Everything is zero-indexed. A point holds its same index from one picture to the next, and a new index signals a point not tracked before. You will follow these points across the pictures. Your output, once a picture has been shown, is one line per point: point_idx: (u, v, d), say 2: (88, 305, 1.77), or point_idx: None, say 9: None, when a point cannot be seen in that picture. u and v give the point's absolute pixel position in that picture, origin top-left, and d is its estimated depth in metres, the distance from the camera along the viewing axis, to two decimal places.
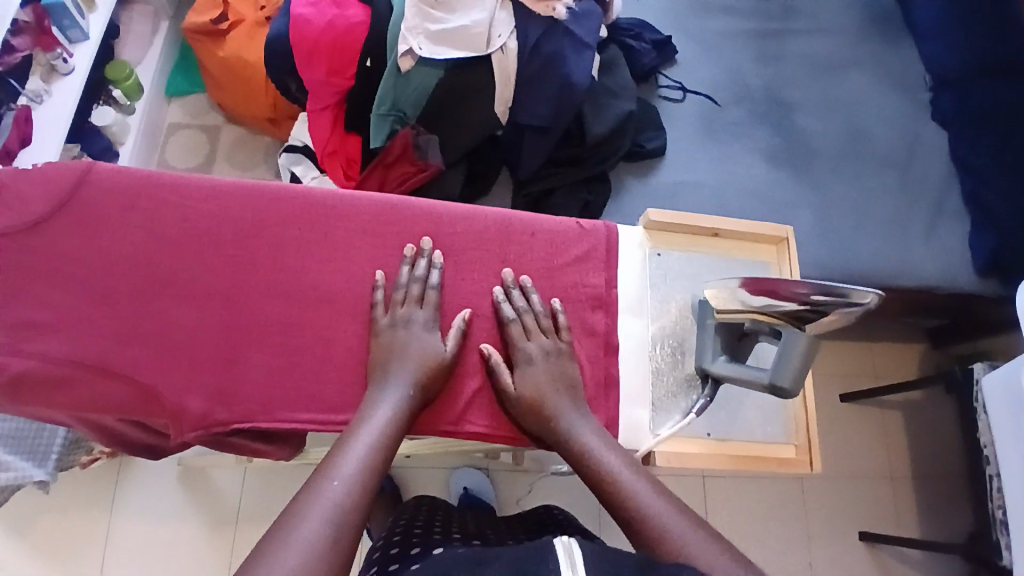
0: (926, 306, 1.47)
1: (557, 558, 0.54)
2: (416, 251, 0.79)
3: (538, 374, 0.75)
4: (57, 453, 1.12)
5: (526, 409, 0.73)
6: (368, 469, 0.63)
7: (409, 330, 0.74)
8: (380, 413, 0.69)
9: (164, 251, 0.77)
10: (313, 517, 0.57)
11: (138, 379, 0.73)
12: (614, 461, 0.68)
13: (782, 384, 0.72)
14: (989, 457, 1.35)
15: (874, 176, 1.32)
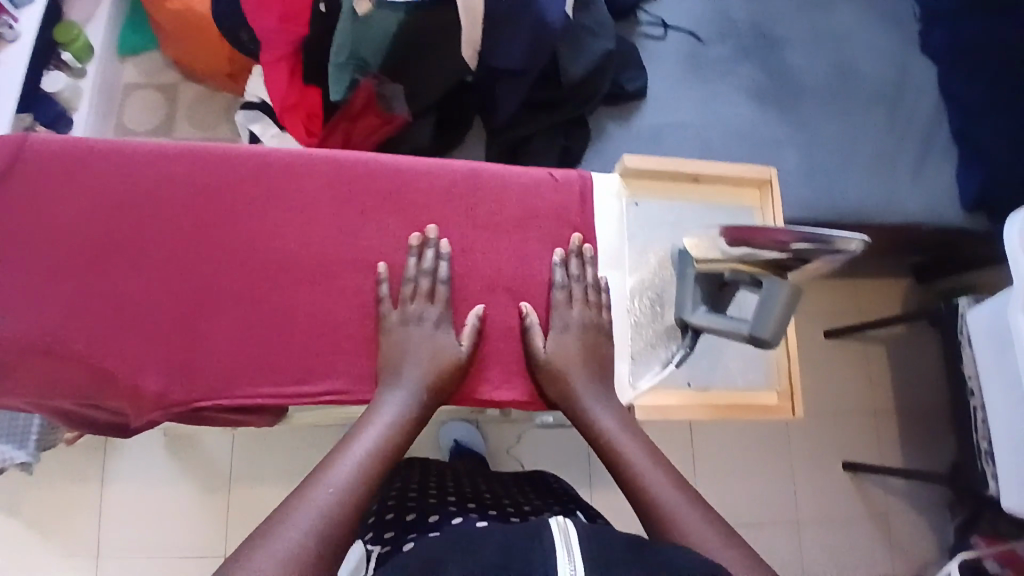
0: (912, 242, 1.46)
1: (552, 535, 0.54)
2: (422, 240, 0.74)
3: (575, 346, 0.74)
4: (36, 435, 1.11)
5: (550, 377, 0.73)
6: (366, 473, 0.63)
7: (420, 329, 0.71)
8: (385, 411, 0.67)
9: (110, 224, 0.72)
10: (298, 516, 0.58)
11: (94, 359, 0.69)
12: (633, 444, 0.69)
13: (763, 336, 0.69)
14: (974, 389, 1.36)
15: (863, 112, 1.27)
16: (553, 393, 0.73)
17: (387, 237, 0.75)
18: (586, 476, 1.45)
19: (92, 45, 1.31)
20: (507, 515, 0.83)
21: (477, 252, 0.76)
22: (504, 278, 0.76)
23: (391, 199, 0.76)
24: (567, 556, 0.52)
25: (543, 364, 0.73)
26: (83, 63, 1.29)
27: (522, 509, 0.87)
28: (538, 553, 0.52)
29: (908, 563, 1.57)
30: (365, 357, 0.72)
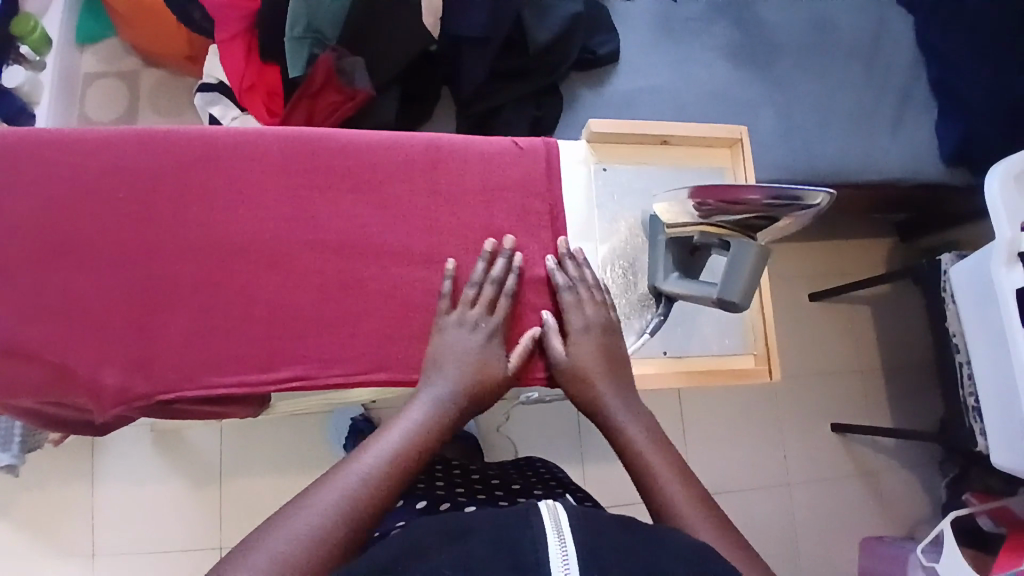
0: (891, 199, 1.45)
1: (541, 518, 0.51)
2: (495, 247, 0.73)
3: (584, 355, 0.71)
4: (18, 438, 1.13)
5: (574, 379, 0.71)
6: (386, 473, 0.60)
7: (472, 335, 0.69)
8: (415, 412, 0.64)
9: (57, 216, 0.69)
10: (305, 512, 0.56)
11: (47, 356, 0.67)
12: (658, 450, 0.66)
13: (731, 299, 0.68)
14: (959, 345, 1.37)
15: (839, 68, 1.24)
16: (578, 395, 0.71)
17: (346, 214, 0.72)
18: (577, 448, 1.46)
19: (51, 35, 1.23)
20: (494, 500, 0.82)
21: (442, 226, 0.74)
22: (472, 252, 0.74)
23: (347, 175, 0.73)
24: (558, 540, 0.49)
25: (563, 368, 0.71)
26: (42, 55, 1.22)
27: (509, 492, 0.86)
28: (528, 538, 0.50)
29: (900, 518, 1.59)
30: (329, 339, 0.70)
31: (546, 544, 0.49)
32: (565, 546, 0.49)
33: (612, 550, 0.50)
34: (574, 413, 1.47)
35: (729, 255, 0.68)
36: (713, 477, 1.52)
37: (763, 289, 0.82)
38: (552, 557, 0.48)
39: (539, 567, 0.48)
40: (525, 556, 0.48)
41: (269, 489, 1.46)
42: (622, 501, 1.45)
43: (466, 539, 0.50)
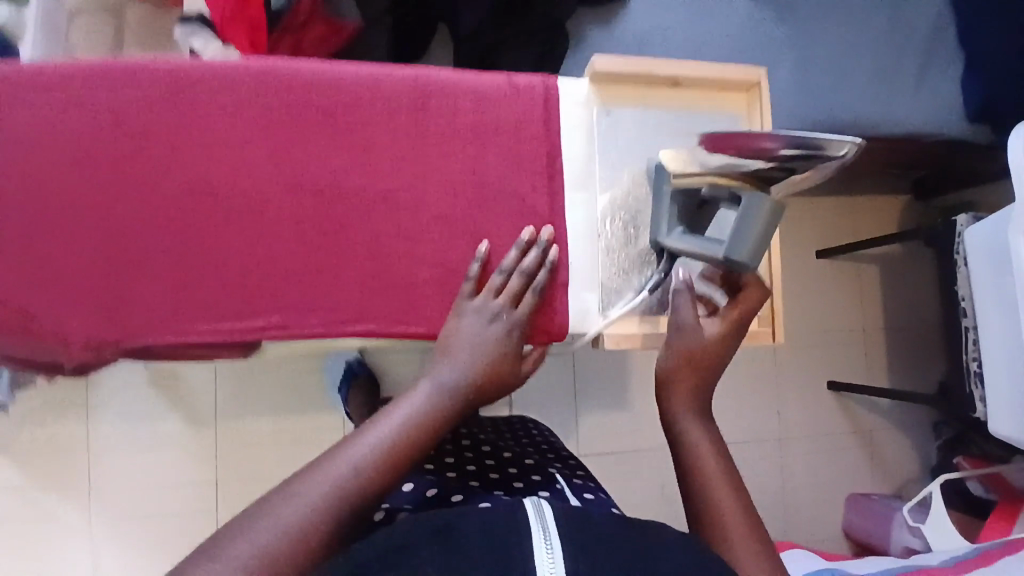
0: (910, 155, 1.38)
1: (528, 516, 0.51)
2: (533, 237, 0.69)
3: (711, 348, 0.67)
4: None
5: (690, 351, 0.67)
6: (383, 464, 0.55)
7: (488, 326, 0.64)
8: (417, 399, 0.59)
9: (12, 152, 0.64)
10: (295, 498, 0.52)
11: (13, 303, 0.63)
12: (714, 459, 0.62)
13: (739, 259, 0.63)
14: (967, 309, 1.33)
15: (866, 10, 1.15)
16: (685, 365, 0.67)
17: (325, 156, 0.67)
18: (571, 400, 1.46)
19: None
20: (485, 474, 0.77)
21: (428, 172, 0.69)
22: (462, 202, 0.69)
23: (328, 112, 0.67)
24: (543, 537, 0.49)
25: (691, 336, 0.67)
26: None
27: (504, 463, 0.82)
28: (513, 534, 0.49)
29: (891, 477, 1.60)
30: (310, 290, 0.66)
31: (531, 543, 0.48)
32: (550, 541, 0.48)
33: (599, 545, 0.49)
34: (570, 368, 1.46)
35: (740, 209, 0.62)
36: None
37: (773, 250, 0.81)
38: (537, 553, 0.48)
39: (524, 562, 0.47)
40: (509, 551, 0.48)
41: (265, 433, 1.46)
42: (614, 451, 1.46)
43: (450, 533, 0.50)
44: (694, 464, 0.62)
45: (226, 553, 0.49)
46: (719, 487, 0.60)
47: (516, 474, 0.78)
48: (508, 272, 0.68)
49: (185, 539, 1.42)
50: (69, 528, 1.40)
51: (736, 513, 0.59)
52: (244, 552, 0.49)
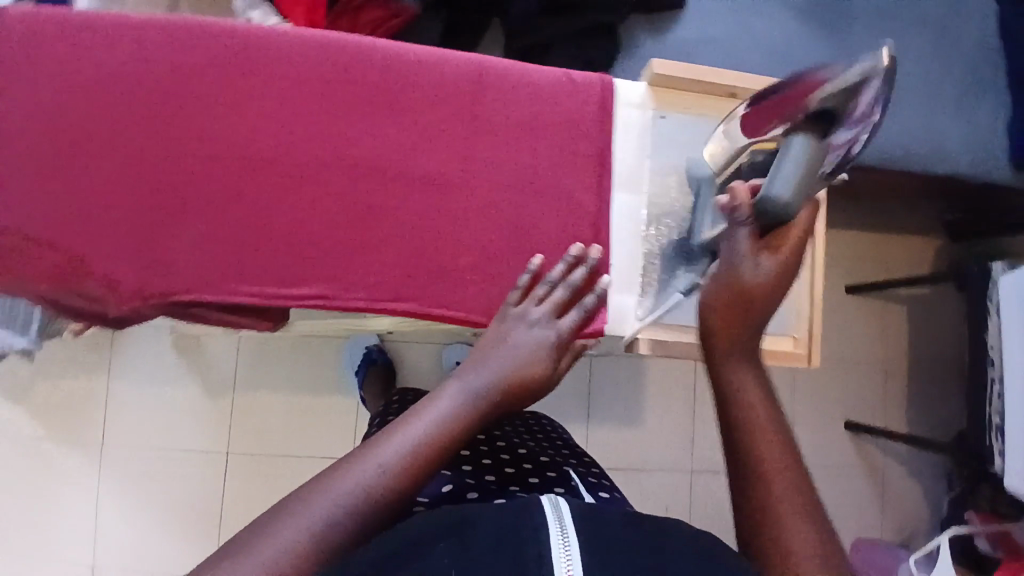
0: (951, 195, 1.36)
1: (545, 512, 0.50)
2: (580, 254, 0.69)
3: (769, 282, 0.56)
4: (36, 326, 1.14)
5: (736, 294, 0.56)
6: (406, 470, 0.53)
7: (527, 330, 0.64)
8: (447, 400, 0.58)
9: (80, 102, 0.66)
10: (316, 504, 0.51)
11: (65, 245, 0.65)
12: (769, 419, 0.53)
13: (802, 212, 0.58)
14: (993, 359, 1.31)
15: (919, 44, 1.14)
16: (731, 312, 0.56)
17: (379, 134, 0.68)
18: (583, 405, 1.45)
19: None
20: (501, 466, 0.78)
21: (476, 159, 0.69)
22: (507, 193, 0.70)
23: (386, 89, 0.68)
24: (560, 533, 0.48)
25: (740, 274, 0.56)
26: None
27: (517, 452, 0.83)
28: (530, 530, 0.48)
29: (899, 523, 1.57)
30: (352, 265, 0.67)
31: (549, 539, 0.47)
32: (567, 539, 0.47)
33: (616, 548, 0.48)
34: (586, 375, 1.46)
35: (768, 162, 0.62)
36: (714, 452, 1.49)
37: (813, 270, 0.84)
38: (554, 551, 0.46)
39: (541, 562, 0.45)
40: (527, 549, 0.46)
41: (279, 406, 1.48)
42: (621, 465, 1.45)
43: (468, 532, 0.49)
44: (751, 425, 0.53)
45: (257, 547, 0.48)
46: (775, 457, 0.51)
47: (533, 469, 0.79)
48: (553, 284, 0.68)
49: (191, 504, 1.44)
50: (80, 479, 1.43)
51: (792, 489, 0.50)
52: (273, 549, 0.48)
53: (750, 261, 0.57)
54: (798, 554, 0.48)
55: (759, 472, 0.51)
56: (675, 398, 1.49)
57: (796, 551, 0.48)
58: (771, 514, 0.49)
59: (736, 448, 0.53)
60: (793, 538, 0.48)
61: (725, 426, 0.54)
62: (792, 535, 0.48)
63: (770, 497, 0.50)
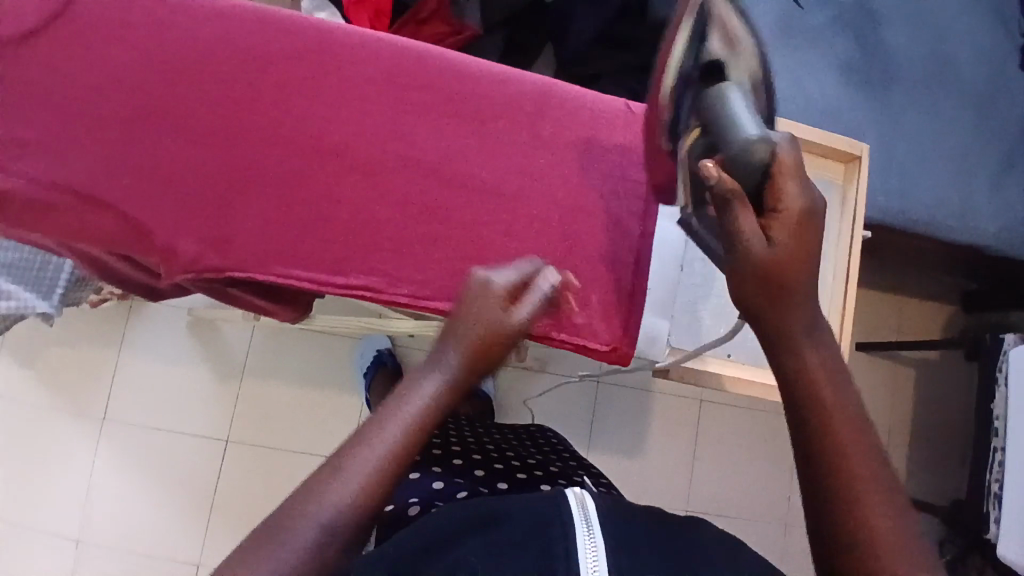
0: (969, 263, 1.38)
1: (571, 509, 0.51)
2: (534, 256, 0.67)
3: (792, 255, 0.54)
4: (62, 288, 1.12)
5: (769, 276, 0.53)
6: (395, 465, 0.51)
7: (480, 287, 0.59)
8: (429, 381, 0.55)
9: (163, 77, 0.69)
10: (310, 514, 0.48)
11: (130, 209, 0.68)
12: (837, 389, 0.52)
13: (786, 162, 0.56)
14: (999, 429, 1.31)
15: (951, 114, 1.18)
16: (770, 293, 0.54)
17: (443, 140, 0.71)
18: (586, 432, 1.46)
19: None
20: (512, 473, 0.81)
21: (531, 173, 0.72)
22: (557, 210, 0.72)
23: (455, 99, 0.72)
24: (586, 530, 0.49)
25: (762, 253, 0.53)
26: None
27: (527, 464, 0.86)
28: (558, 530, 0.49)
29: None
30: (401, 261, 0.69)
31: (576, 538, 0.49)
32: (594, 540, 0.49)
33: (639, 551, 0.49)
34: (592, 402, 1.47)
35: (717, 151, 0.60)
36: (712, 495, 1.47)
37: (845, 315, 0.87)
38: (580, 550, 0.48)
39: (567, 560, 0.47)
40: (555, 546, 0.48)
41: (285, 401, 1.48)
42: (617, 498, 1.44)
43: (495, 526, 0.52)
44: (817, 397, 0.52)
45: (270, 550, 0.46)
46: (845, 427, 0.50)
47: (543, 477, 0.82)
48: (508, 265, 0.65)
49: (184, 490, 1.43)
50: (80, 450, 1.44)
51: (864, 458, 0.49)
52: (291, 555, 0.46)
53: (758, 236, 0.54)
54: (874, 521, 0.47)
55: (829, 441, 0.50)
56: (678, 435, 1.49)
57: (873, 517, 0.47)
58: (843, 482, 0.48)
59: (801, 419, 0.52)
60: (868, 506, 0.47)
61: (789, 400, 0.53)
62: (866, 503, 0.47)
63: (841, 464, 0.49)
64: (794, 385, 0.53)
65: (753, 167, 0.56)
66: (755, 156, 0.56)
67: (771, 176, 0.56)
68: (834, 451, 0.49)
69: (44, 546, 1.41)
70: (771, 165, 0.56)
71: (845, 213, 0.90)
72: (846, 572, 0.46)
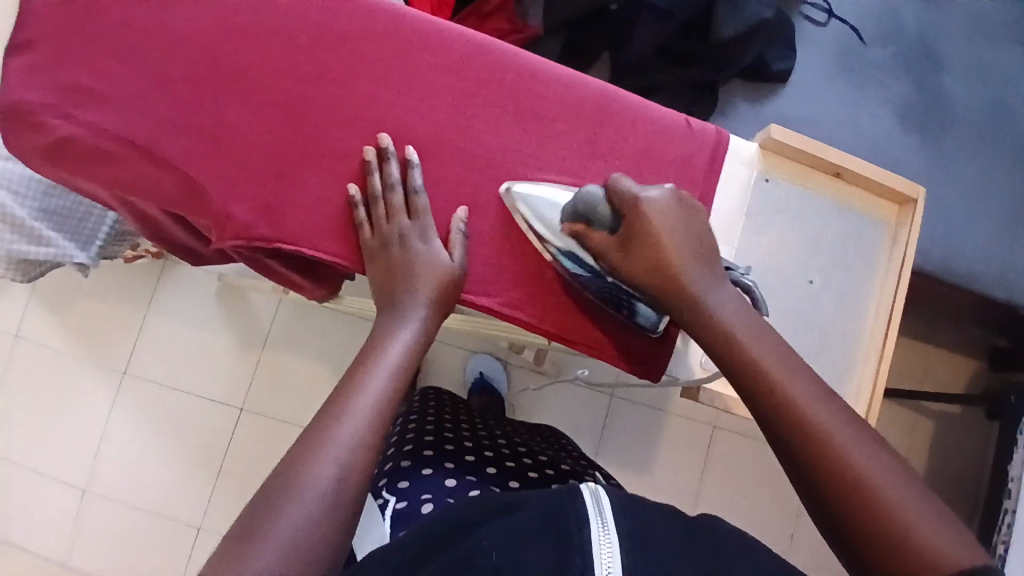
0: (1004, 319, 1.35)
1: (585, 502, 0.52)
2: (378, 152, 0.70)
3: (657, 259, 0.62)
4: (102, 239, 1.16)
5: (659, 262, 0.62)
6: (385, 413, 0.56)
7: (407, 249, 0.67)
8: (394, 350, 0.61)
9: (234, 44, 0.71)
10: (321, 464, 0.51)
11: (187, 170, 0.69)
12: (778, 362, 0.55)
13: (617, 189, 0.64)
14: (1013, 491, 1.26)
15: (1005, 167, 1.15)
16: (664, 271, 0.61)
17: (500, 137, 0.72)
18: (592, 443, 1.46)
19: None
20: (523, 471, 0.81)
21: (582, 178, 0.72)
22: None
23: (517, 98, 0.72)
24: (600, 526, 0.49)
25: (640, 260, 0.63)
26: None
27: (538, 460, 0.87)
28: (573, 523, 0.50)
29: None
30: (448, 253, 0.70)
31: (590, 532, 0.49)
32: (608, 533, 0.49)
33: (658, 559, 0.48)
34: (603, 414, 1.47)
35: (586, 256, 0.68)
36: None
37: (884, 357, 0.88)
38: (594, 544, 0.48)
39: (583, 550, 0.48)
40: (570, 537, 0.49)
41: (300, 375, 1.48)
42: None
43: (510, 517, 0.53)
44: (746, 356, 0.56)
45: (282, 507, 0.49)
46: (799, 393, 0.53)
47: (553, 477, 0.82)
48: (393, 185, 0.69)
49: (192, 452, 1.45)
50: (97, 400, 1.47)
51: (820, 406, 0.52)
52: (302, 510, 0.49)
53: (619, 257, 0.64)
54: (857, 473, 0.48)
55: (789, 416, 0.52)
56: (687, 459, 1.47)
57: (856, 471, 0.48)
58: (816, 449, 0.50)
59: (758, 402, 0.54)
60: (849, 459, 0.49)
61: (742, 392, 0.56)
62: (844, 460, 0.49)
63: (808, 429, 0.51)
64: (740, 375, 0.56)
65: (595, 205, 0.64)
66: (592, 198, 0.65)
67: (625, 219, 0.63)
68: (798, 424, 0.51)
69: (52, 490, 1.44)
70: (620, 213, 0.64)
71: (893, 255, 0.89)
72: (853, 511, 0.47)
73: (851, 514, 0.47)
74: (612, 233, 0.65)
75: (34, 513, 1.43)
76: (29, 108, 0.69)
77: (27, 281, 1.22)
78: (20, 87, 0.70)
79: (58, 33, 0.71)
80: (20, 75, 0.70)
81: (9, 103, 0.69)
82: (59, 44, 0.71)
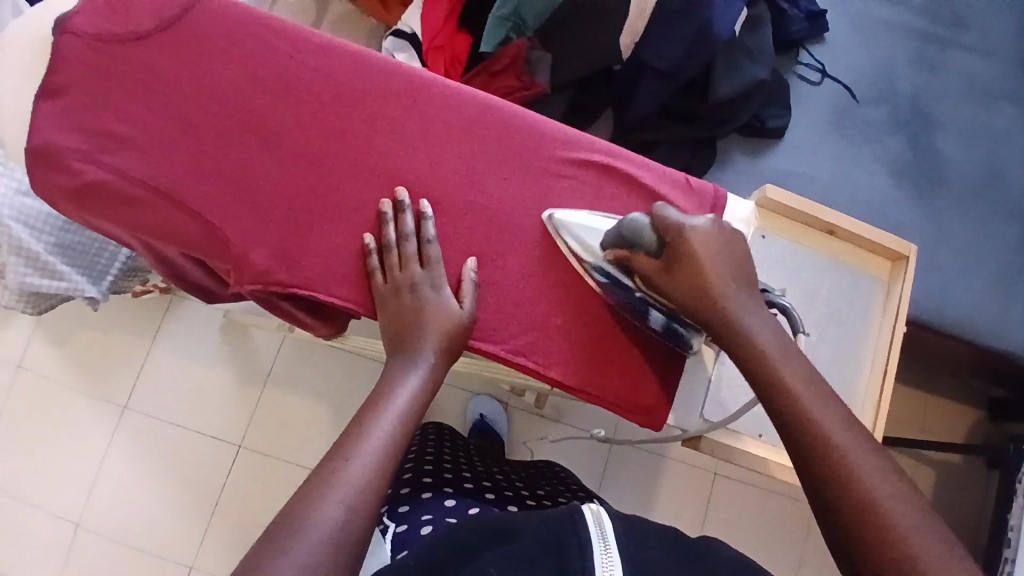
0: (1001, 370, 1.36)
1: (586, 523, 0.53)
2: (394, 205, 0.73)
3: (695, 280, 0.65)
4: (113, 275, 1.18)
5: (694, 281, 0.65)
6: (391, 457, 0.58)
7: (419, 297, 0.70)
8: (401, 394, 0.63)
9: (260, 98, 0.75)
10: (327, 504, 0.53)
11: (207, 216, 0.73)
12: (818, 400, 0.59)
13: (664, 217, 0.68)
14: (1012, 541, 1.26)
15: (998, 222, 1.19)
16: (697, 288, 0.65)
17: (509, 190, 0.75)
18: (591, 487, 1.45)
19: None
20: (521, 498, 0.83)
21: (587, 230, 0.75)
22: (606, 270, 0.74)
23: (527, 155, 0.76)
24: (602, 546, 0.50)
25: (679, 279, 0.66)
26: None
27: (535, 490, 0.88)
28: (575, 546, 0.51)
29: None
30: None
31: (592, 549, 0.50)
32: (609, 552, 0.50)
33: None
34: (604, 457, 1.47)
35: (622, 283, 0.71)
36: None
37: (881, 408, 0.89)
38: (596, 567, 0.49)
39: (584, 573, 0.49)
40: (571, 562, 0.49)
41: (301, 412, 1.49)
42: None
43: (513, 540, 0.54)
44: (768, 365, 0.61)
45: (287, 546, 0.50)
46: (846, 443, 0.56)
47: (548, 503, 0.84)
48: (410, 236, 0.72)
49: (188, 487, 1.44)
50: (96, 434, 1.47)
51: (836, 422, 0.57)
52: (308, 548, 0.50)
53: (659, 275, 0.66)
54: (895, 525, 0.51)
55: (804, 423, 0.58)
56: (687, 505, 1.46)
57: (884, 511, 0.52)
58: (826, 460, 0.55)
59: (778, 410, 0.60)
60: (857, 477, 0.53)
61: (784, 428, 0.59)
62: (876, 501, 0.52)
63: (828, 453, 0.55)
64: (784, 409, 0.59)
65: (640, 231, 0.68)
66: (639, 226, 0.68)
67: (668, 246, 0.67)
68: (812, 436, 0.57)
69: (44, 522, 1.43)
70: (664, 240, 0.67)
71: (887, 308, 0.92)
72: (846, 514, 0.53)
73: (845, 514, 0.53)
74: (654, 257, 0.67)
75: (24, 545, 1.42)
76: (61, 150, 0.73)
77: (37, 314, 1.24)
78: (52, 131, 0.74)
79: (92, 81, 0.75)
80: (52, 117, 0.74)
81: (41, 145, 0.73)
82: (90, 92, 0.75)
